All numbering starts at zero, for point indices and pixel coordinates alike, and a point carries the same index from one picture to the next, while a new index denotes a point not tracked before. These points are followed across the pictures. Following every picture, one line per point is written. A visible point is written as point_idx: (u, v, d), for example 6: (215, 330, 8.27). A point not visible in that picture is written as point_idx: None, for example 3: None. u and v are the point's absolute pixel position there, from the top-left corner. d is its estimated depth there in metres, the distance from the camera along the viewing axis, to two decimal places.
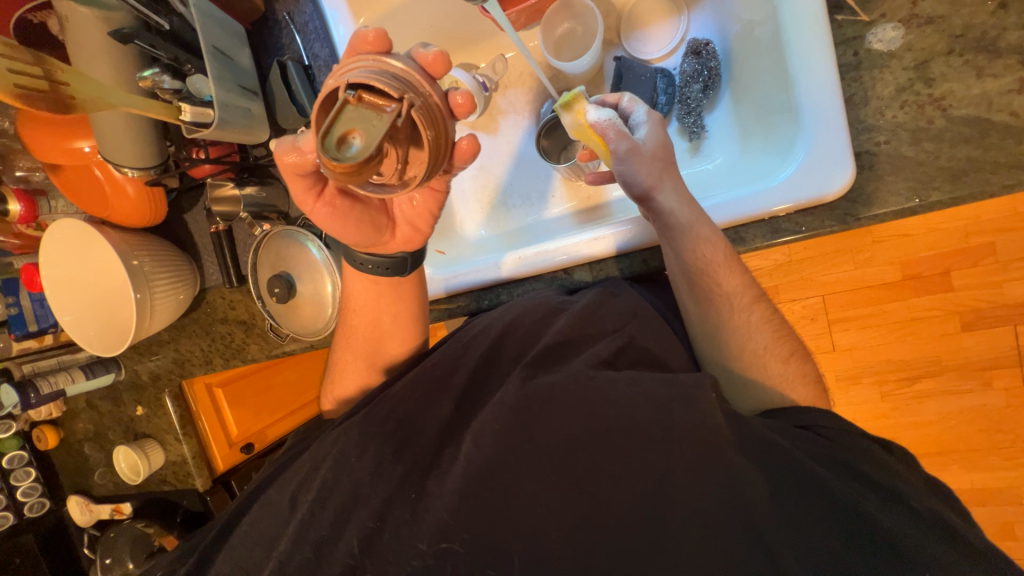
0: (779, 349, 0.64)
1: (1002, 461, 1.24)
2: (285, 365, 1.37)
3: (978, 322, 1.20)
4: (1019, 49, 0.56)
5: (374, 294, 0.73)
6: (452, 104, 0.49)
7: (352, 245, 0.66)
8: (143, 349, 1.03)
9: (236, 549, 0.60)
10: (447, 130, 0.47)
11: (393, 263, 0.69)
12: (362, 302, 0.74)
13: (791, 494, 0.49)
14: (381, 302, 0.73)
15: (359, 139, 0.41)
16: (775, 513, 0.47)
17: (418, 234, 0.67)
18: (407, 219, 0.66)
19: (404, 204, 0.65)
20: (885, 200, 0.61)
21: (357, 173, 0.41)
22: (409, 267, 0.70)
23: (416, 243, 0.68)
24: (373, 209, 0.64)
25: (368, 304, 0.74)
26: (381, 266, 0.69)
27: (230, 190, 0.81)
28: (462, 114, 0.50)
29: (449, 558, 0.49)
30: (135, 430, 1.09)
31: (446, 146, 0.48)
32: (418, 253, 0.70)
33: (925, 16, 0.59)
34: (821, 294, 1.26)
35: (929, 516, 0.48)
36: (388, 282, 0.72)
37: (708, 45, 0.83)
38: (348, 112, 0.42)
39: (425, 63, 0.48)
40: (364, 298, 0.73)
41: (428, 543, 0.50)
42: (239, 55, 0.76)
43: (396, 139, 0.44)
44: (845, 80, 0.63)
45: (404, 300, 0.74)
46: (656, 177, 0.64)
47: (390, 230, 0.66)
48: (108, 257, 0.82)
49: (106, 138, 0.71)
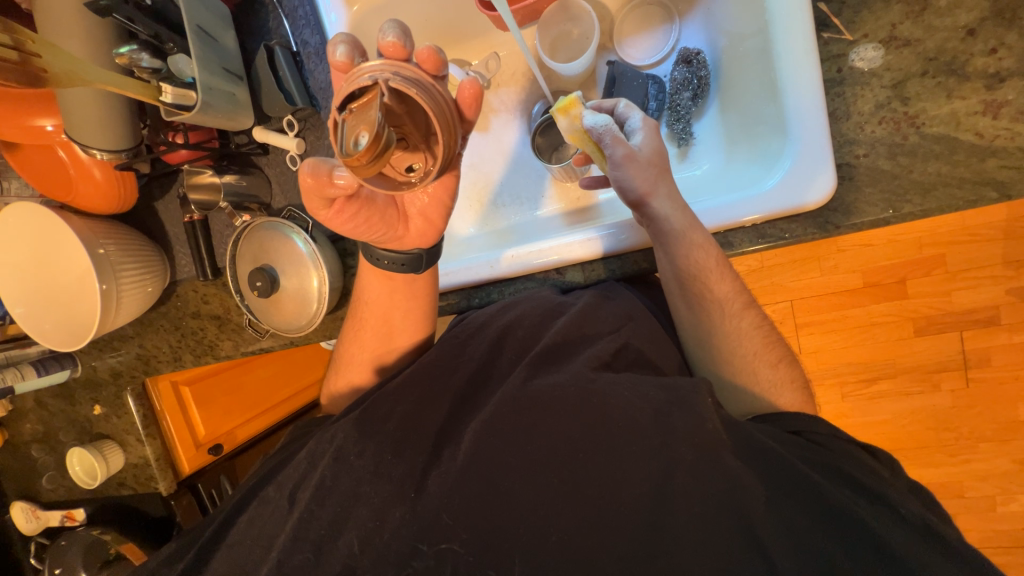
0: (767, 351, 0.67)
1: (949, 457, 1.33)
2: (257, 363, 1.29)
3: (931, 327, 1.28)
4: (985, 74, 0.61)
5: (385, 290, 0.71)
6: (424, 64, 0.48)
7: (372, 241, 0.65)
8: (103, 344, 0.97)
9: (234, 548, 0.59)
10: (440, 92, 0.47)
11: (408, 260, 0.67)
12: (371, 299, 0.72)
13: (780, 488, 0.51)
14: (396, 297, 0.72)
15: (365, 134, 0.42)
16: (768, 510, 0.50)
17: (431, 226, 0.65)
18: (419, 213, 0.63)
19: (415, 198, 0.62)
20: (863, 210, 0.65)
21: (376, 156, 0.41)
22: (425, 263, 0.68)
23: (430, 236, 0.66)
24: (381, 205, 0.62)
25: (378, 300, 0.72)
26: (397, 262, 0.68)
27: (210, 177, 0.77)
28: (437, 65, 0.48)
29: (449, 558, 0.50)
30: (91, 431, 1.02)
31: (447, 104, 0.47)
32: (433, 249, 0.68)
33: (903, 38, 0.63)
34: (790, 299, 1.32)
35: (904, 509, 0.51)
36: (402, 278, 0.70)
37: (698, 55, 0.86)
38: (348, 126, 0.43)
39: (388, 50, 0.47)
40: (375, 295, 0.72)
41: (428, 543, 0.51)
42: (223, 37, 0.72)
43: (398, 121, 0.45)
44: (829, 95, 0.66)
45: (410, 302, 0.73)
46: (651, 183, 0.66)
47: (404, 223, 0.64)
48: (70, 244, 0.76)
49: (74, 114, 0.66)
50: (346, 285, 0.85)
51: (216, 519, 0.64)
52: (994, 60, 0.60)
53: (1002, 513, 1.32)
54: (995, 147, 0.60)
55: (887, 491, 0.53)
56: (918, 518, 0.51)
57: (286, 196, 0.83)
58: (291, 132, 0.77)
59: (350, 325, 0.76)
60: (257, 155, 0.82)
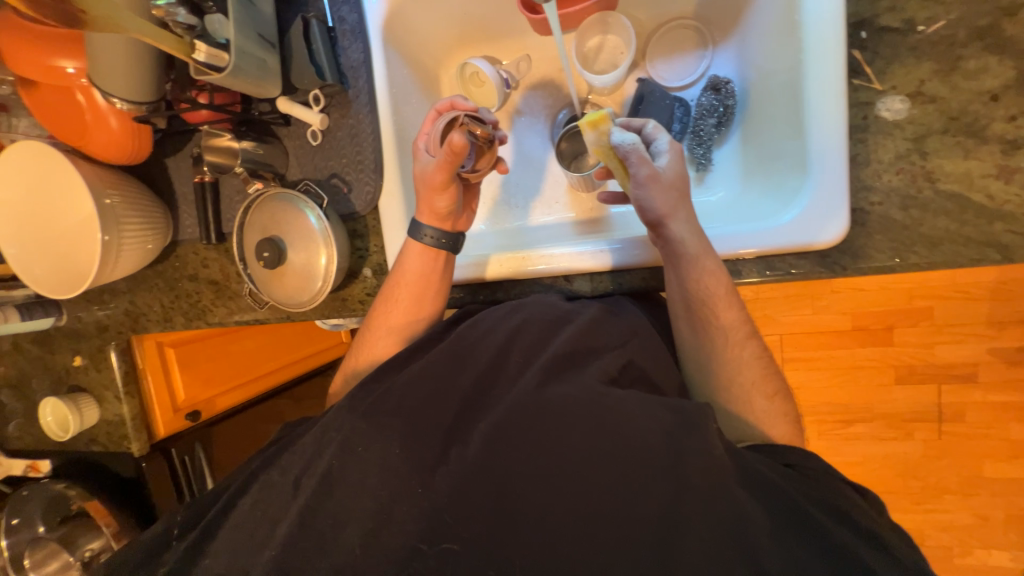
0: (765, 384, 0.68)
1: (913, 504, 1.36)
2: (245, 332, 1.26)
3: (913, 377, 1.31)
4: (1003, 139, 0.63)
5: (415, 278, 0.75)
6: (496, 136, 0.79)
7: (431, 214, 0.76)
8: (92, 297, 0.97)
9: (235, 532, 0.58)
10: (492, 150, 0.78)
11: (446, 237, 0.76)
12: (398, 284, 0.75)
13: (789, 532, 0.51)
14: (423, 284, 0.75)
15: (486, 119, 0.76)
16: (780, 556, 0.48)
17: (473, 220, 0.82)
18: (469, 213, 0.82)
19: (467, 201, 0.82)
20: (872, 255, 0.66)
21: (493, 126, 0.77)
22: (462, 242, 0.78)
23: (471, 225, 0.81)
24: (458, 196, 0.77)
25: (408, 284, 0.75)
26: (438, 238, 0.75)
27: (227, 141, 0.77)
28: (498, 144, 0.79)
29: (449, 558, 0.51)
30: (68, 382, 1.00)
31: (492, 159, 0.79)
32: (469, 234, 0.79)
33: (928, 95, 0.65)
34: (781, 334, 1.35)
35: (889, 549, 0.52)
36: (434, 264, 0.76)
37: (727, 84, 0.87)
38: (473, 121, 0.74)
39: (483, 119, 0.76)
40: (418, 269, 0.76)
41: (428, 542, 0.52)
42: (261, 2, 0.72)
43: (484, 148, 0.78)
44: (853, 139, 0.68)
45: (435, 286, 0.76)
46: (672, 207, 0.67)
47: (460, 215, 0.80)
48: (77, 190, 0.75)
49: (100, 60, 0.66)
50: (352, 266, 0.84)
51: (222, 498, 0.64)
52: (1013, 128, 0.62)
53: (959, 564, 1.36)
54: (1005, 211, 0.62)
55: (874, 530, 0.54)
56: (913, 572, 0.51)
57: (301, 167, 0.83)
58: (316, 107, 0.79)
59: (385, 298, 0.76)
60: (276, 124, 0.82)
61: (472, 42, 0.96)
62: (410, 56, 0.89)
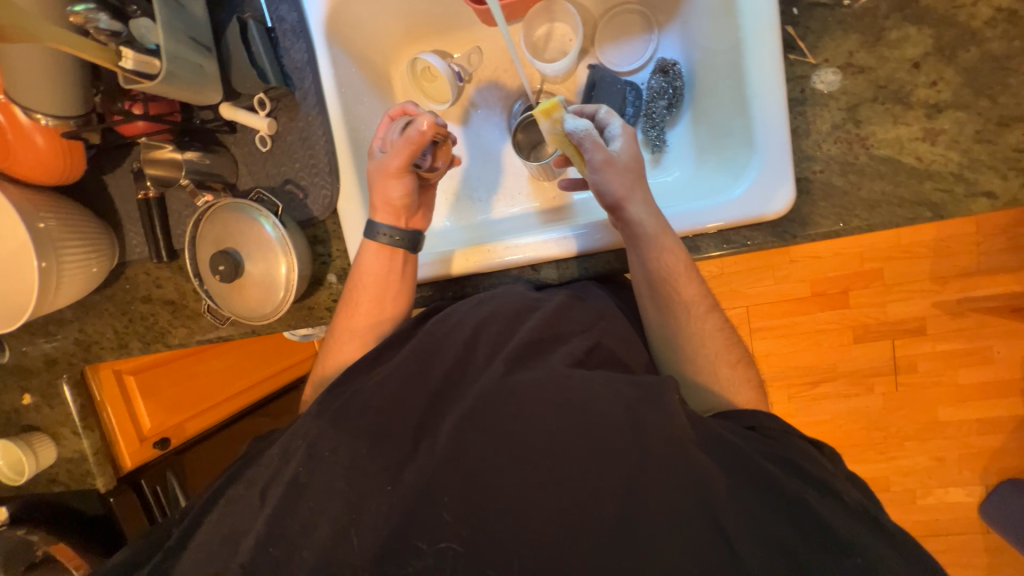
0: (728, 354, 0.71)
1: (877, 453, 1.45)
2: (210, 352, 1.22)
3: (868, 335, 1.39)
4: (926, 104, 0.67)
5: (373, 278, 0.74)
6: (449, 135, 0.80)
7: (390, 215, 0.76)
8: (36, 328, 0.91)
9: (199, 550, 0.56)
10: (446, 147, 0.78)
11: (407, 237, 0.75)
12: (358, 286, 0.74)
13: (744, 488, 0.53)
14: (382, 282, 0.74)
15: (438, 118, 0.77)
16: (737, 511, 0.52)
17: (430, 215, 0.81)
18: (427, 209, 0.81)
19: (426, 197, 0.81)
20: (817, 222, 0.70)
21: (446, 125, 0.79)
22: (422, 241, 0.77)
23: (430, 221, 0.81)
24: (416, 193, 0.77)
25: (366, 284, 0.74)
26: (397, 238, 0.74)
27: (169, 153, 0.74)
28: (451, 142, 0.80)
29: (449, 557, 0.51)
30: (18, 421, 0.94)
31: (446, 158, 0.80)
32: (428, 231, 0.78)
33: (858, 66, 0.69)
34: (745, 305, 1.41)
35: (850, 498, 0.55)
36: (391, 261, 0.75)
37: (674, 66, 0.89)
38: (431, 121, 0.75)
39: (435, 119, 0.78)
40: (376, 270, 0.74)
41: (428, 542, 0.51)
42: (191, 4, 0.69)
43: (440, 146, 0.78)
44: (792, 112, 0.71)
45: (395, 285, 0.75)
46: (628, 189, 0.68)
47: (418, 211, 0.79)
48: (7, 216, 0.71)
49: (17, 74, 0.62)
50: (315, 274, 0.82)
51: (187, 519, 0.62)
52: (934, 93, 0.67)
53: (922, 504, 1.46)
54: (932, 171, 0.67)
55: (836, 482, 0.57)
56: (871, 517, 0.54)
57: (252, 175, 0.80)
58: (262, 112, 0.76)
59: (346, 303, 0.75)
60: (220, 131, 0.79)
61: (421, 36, 0.95)
62: (357, 54, 0.87)
